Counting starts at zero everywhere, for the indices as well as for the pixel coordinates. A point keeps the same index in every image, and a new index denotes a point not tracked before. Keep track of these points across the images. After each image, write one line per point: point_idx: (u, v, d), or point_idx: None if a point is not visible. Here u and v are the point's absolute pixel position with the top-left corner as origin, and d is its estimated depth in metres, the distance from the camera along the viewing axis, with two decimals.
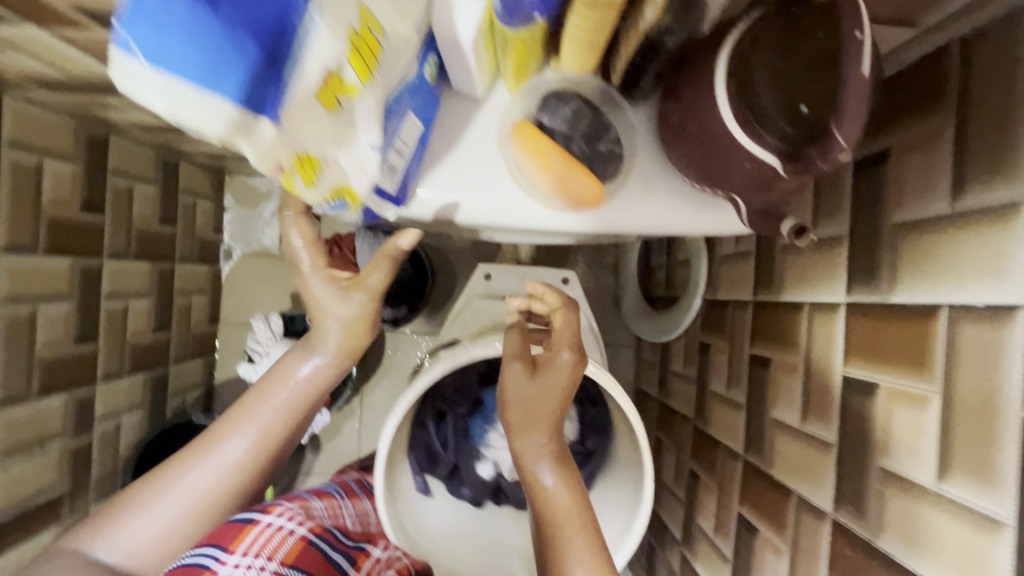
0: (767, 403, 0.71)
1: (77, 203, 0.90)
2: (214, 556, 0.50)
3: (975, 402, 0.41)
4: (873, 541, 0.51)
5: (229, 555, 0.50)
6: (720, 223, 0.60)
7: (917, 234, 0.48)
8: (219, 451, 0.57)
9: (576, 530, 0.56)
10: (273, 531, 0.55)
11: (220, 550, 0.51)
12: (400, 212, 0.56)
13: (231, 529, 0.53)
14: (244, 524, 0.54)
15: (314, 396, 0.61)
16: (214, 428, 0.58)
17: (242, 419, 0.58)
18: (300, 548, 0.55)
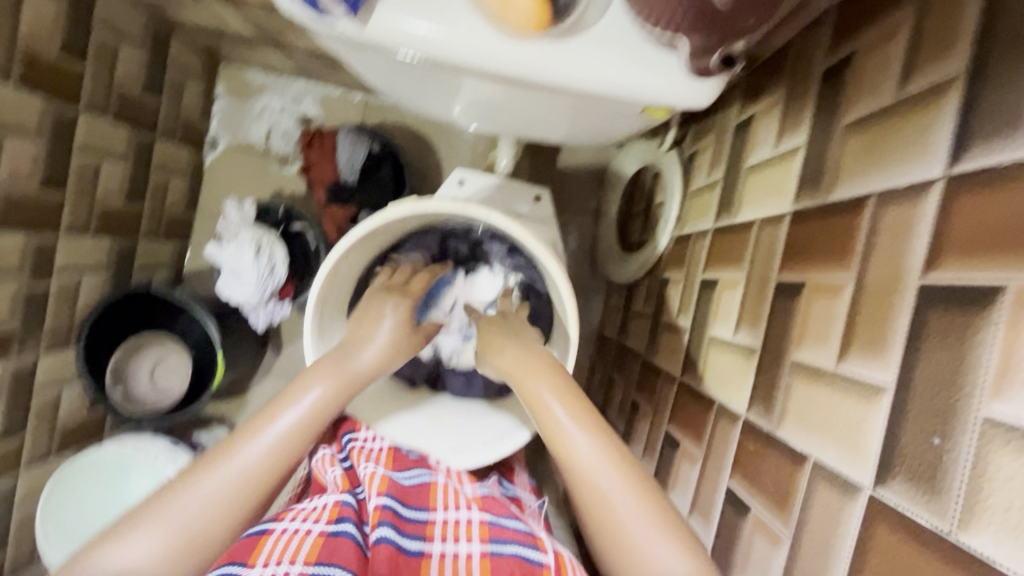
0: (707, 322, 0.72)
1: (57, 43, 0.89)
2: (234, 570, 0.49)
3: (882, 279, 0.42)
4: (773, 431, 0.52)
5: (249, 570, 0.49)
6: (681, 96, 0.54)
7: (865, 129, 0.48)
8: (225, 465, 0.55)
9: (614, 472, 0.53)
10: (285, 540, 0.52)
11: (237, 566, 0.49)
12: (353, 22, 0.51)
13: (245, 547, 0.52)
14: (257, 538, 0.53)
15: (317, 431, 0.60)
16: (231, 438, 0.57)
17: (247, 440, 0.57)
18: (324, 542, 0.53)
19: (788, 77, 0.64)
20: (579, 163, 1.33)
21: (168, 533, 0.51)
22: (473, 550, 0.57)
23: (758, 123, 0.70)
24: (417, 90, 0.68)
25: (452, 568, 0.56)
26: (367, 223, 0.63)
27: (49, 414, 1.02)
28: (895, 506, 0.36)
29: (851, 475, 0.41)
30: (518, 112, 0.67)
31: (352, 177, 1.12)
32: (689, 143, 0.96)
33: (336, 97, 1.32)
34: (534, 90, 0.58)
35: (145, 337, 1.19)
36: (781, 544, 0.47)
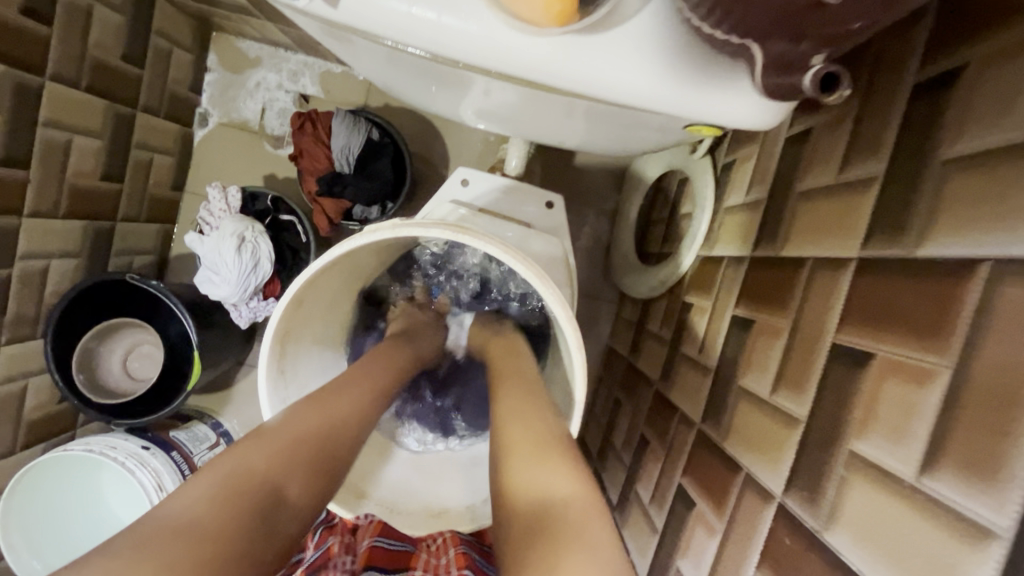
0: (738, 368, 0.62)
1: (16, 3, 0.79)
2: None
3: (999, 381, 0.31)
4: (820, 533, 0.42)
5: None
6: (735, 113, 0.44)
7: (976, 169, 0.37)
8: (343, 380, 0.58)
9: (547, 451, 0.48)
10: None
11: None
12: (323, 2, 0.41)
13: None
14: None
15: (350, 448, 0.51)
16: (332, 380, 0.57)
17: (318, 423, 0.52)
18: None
19: (862, 88, 0.52)
20: (598, 161, 1.22)
21: (294, 441, 0.47)
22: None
23: (817, 140, 0.59)
24: (411, 83, 0.57)
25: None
26: (342, 246, 0.53)
27: (12, 408, 0.95)
28: None
29: None
30: (529, 117, 0.57)
31: (347, 167, 1.01)
32: (726, 150, 0.85)
33: (338, 75, 1.21)
34: (548, 93, 0.47)
35: (118, 322, 1.11)
36: None
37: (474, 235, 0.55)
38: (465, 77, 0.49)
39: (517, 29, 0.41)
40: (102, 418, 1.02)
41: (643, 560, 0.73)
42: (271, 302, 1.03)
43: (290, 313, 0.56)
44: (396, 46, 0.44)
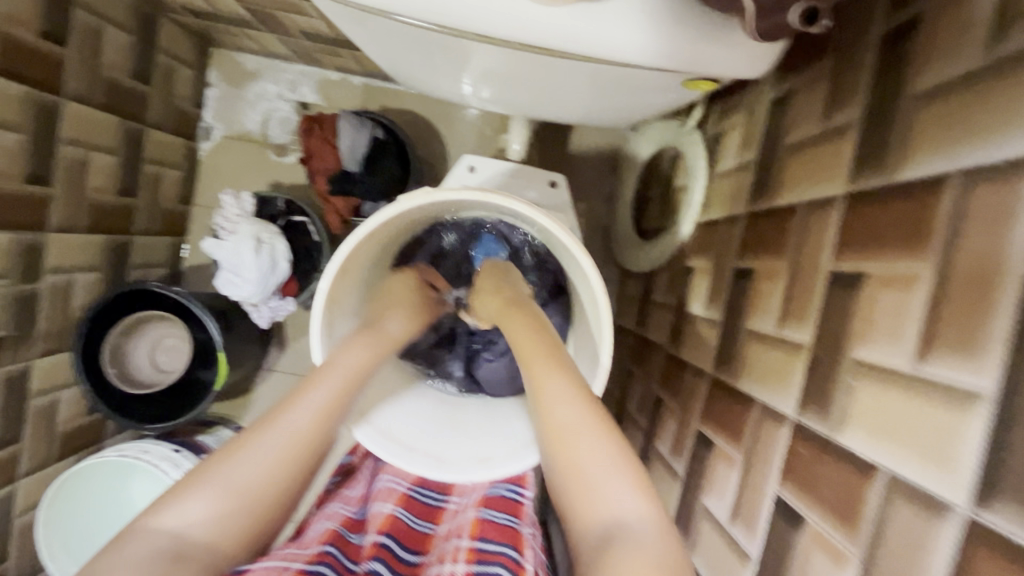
0: (744, 314, 0.67)
1: (34, 27, 0.83)
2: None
3: (975, 268, 0.36)
4: (832, 437, 0.47)
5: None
6: (729, 66, 0.50)
7: (942, 98, 0.42)
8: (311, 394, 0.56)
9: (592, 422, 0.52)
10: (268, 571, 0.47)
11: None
12: None
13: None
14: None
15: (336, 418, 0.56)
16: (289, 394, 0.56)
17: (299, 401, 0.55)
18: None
19: (837, 44, 0.58)
20: (591, 146, 1.27)
21: (290, 438, 0.53)
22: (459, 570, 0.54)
23: (799, 97, 0.64)
24: (426, 66, 0.62)
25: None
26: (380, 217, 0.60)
27: (46, 420, 0.98)
28: (1002, 530, 0.32)
29: (937, 492, 0.36)
30: (537, 90, 0.62)
31: (356, 166, 1.06)
32: (714, 121, 0.90)
33: (336, 81, 1.25)
34: (559, 61, 0.52)
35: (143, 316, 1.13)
36: (847, 564, 0.43)
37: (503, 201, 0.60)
38: (483, 53, 0.54)
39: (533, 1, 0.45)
40: (131, 426, 1.05)
41: (668, 507, 0.78)
42: (289, 300, 1.07)
43: (338, 280, 0.62)
44: (423, 25, 0.48)
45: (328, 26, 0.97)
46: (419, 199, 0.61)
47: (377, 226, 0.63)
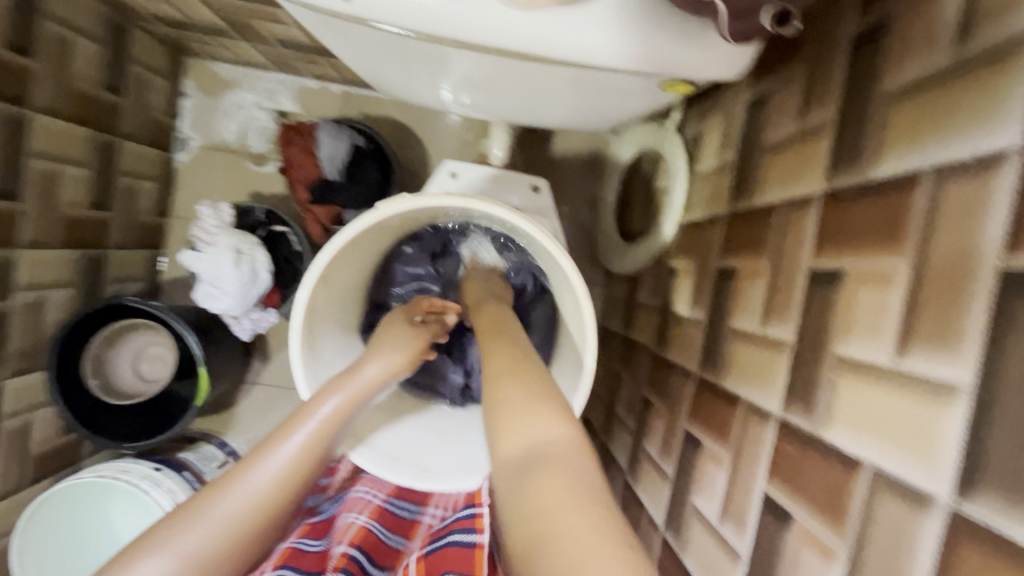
0: (728, 313, 0.68)
1: (0, 38, 0.81)
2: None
3: (950, 262, 0.37)
4: (817, 434, 0.47)
5: None
6: (704, 68, 0.50)
7: (913, 96, 0.43)
8: (293, 437, 0.54)
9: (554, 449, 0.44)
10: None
11: None
12: None
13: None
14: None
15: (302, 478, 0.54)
16: (274, 434, 0.55)
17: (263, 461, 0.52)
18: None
19: (811, 46, 0.59)
20: (572, 150, 1.27)
21: (253, 505, 0.51)
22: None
23: (775, 98, 0.65)
24: (404, 72, 0.61)
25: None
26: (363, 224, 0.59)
27: (19, 443, 0.95)
28: (985, 521, 0.32)
29: (922, 486, 0.36)
30: (517, 95, 0.62)
31: (336, 174, 1.05)
32: (693, 123, 0.91)
33: (314, 90, 1.24)
34: (536, 66, 0.52)
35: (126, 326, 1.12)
36: (836, 559, 0.43)
37: (487, 206, 0.60)
38: (461, 59, 0.54)
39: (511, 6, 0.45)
40: (109, 445, 1.02)
41: (658, 509, 0.78)
42: (271, 312, 1.05)
43: (317, 290, 0.61)
44: (402, 31, 0.48)
45: (304, 34, 0.96)
46: (400, 205, 0.61)
47: (358, 234, 0.63)
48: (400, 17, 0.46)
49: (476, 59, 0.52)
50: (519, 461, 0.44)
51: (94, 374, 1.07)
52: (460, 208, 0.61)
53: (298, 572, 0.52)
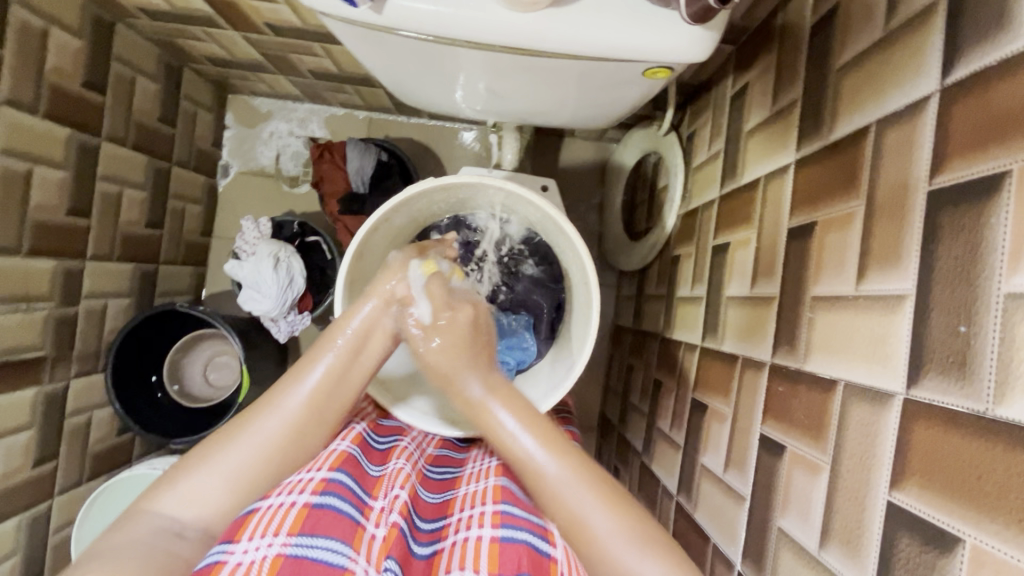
0: (724, 283, 0.74)
1: (79, 77, 0.94)
2: (221, 550, 0.46)
3: (893, 193, 0.43)
4: (801, 367, 0.53)
5: (235, 544, 0.46)
6: (677, 52, 0.57)
7: (858, 65, 0.50)
8: (286, 397, 0.59)
9: (581, 489, 0.53)
10: (272, 512, 0.49)
11: (226, 541, 0.47)
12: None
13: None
14: (212, 565, 0.45)
15: (325, 400, 0.60)
16: (273, 390, 0.60)
17: (293, 384, 0.60)
18: (309, 516, 0.48)
19: (779, 38, 0.67)
20: (580, 161, 1.36)
21: (287, 417, 0.58)
22: (485, 533, 0.50)
23: (753, 90, 0.73)
24: (425, 76, 0.71)
25: (464, 550, 0.49)
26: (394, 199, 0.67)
27: (80, 439, 1.04)
28: (930, 402, 0.36)
29: (884, 387, 0.41)
30: (524, 90, 0.71)
31: (363, 187, 1.15)
32: (687, 123, 0.99)
33: (341, 116, 1.37)
34: (537, 59, 0.60)
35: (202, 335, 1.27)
36: (820, 472, 0.47)
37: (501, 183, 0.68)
38: (475, 58, 0.63)
39: (515, 8, 0.54)
40: (158, 443, 1.11)
41: (672, 478, 0.81)
42: (305, 314, 1.14)
43: (355, 261, 0.70)
44: (424, 34, 0.57)
45: (334, 64, 1.08)
46: (424, 185, 0.69)
47: (389, 212, 0.71)
48: (423, 23, 0.55)
49: (487, 55, 0.61)
50: (558, 498, 0.53)
51: (172, 381, 1.22)
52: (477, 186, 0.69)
53: (350, 480, 0.54)
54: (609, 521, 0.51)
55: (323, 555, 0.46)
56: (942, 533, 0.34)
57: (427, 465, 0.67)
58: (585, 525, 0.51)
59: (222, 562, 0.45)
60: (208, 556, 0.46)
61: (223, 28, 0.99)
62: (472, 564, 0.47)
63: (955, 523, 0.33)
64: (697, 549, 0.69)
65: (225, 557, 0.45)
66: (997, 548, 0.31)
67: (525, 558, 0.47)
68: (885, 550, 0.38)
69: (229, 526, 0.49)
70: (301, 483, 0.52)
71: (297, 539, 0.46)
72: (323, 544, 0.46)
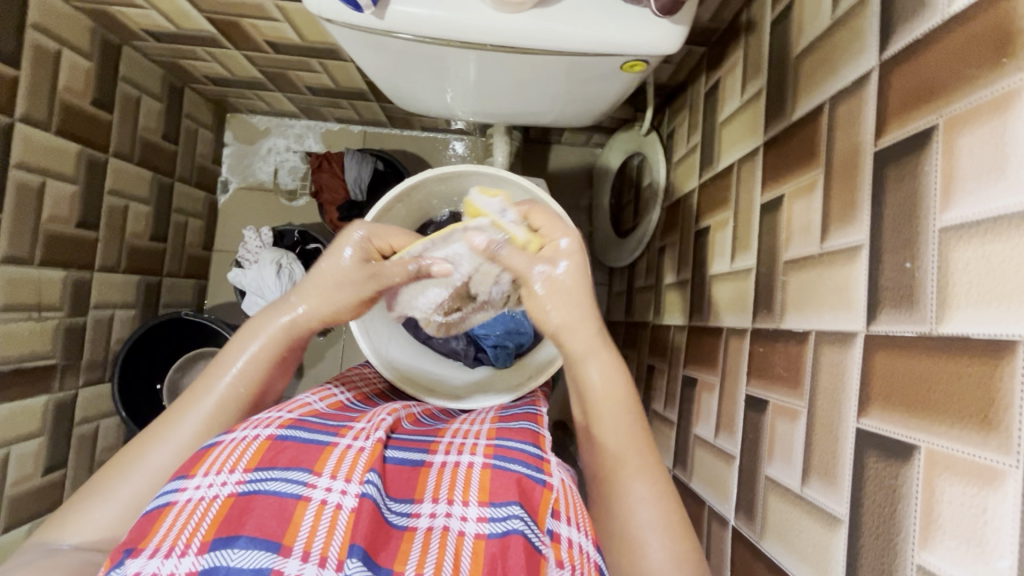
0: (707, 263, 0.79)
1: (88, 96, 0.99)
2: (172, 488, 0.42)
3: (846, 158, 0.48)
4: (778, 326, 0.57)
5: (189, 479, 0.43)
6: (650, 47, 0.63)
7: (812, 51, 0.56)
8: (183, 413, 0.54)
9: (639, 460, 0.54)
10: (234, 443, 0.45)
11: (180, 478, 0.43)
12: (376, 5, 0.59)
13: (142, 524, 0.40)
14: (161, 509, 0.41)
15: (230, 417, 0.56)
16: (176, 404, 0.56)
17: (196, 402, 0.56)
18: (272, 446, 0.45)
19: (744, 35, 0.73)
20: (567, 166, 1.43)
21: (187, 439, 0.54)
22: (477, 460, 0.49)
23: (725, 84, 0.79)
24: (422, 78, 0.76)
25: (451, 478, 0.47)
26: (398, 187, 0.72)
27: (87, 447, 1.05)
28: (887, 333, 0.41)
29: (848, 328, 0.45)
30: (515, 87, 0.76)
31: (361, 195, 1.20)
32: (666, 123, 1.05)
33: (337, 131, 1.42)
34: (525, 56, 0.66)
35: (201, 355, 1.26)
36: (798, 416, 0.51)
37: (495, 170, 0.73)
38: (469, 57, 0.68)
39: (503, 10, 0.60)
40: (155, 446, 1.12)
41: (668, 455, 0.85)
42: None
43: None
44: (422, 36, 0.62)
45: (331, 79, 1.14)
46: (424, 176, 0.74)
47: (391, 203, 0.76)
48: (421, 27, 0.60)
49: (479, 55, 0.67)
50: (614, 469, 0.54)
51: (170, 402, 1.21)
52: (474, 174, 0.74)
53: (318, 419, 0.51)
54: (664, 550, 0.49)
55: (283, 486, 0.42)
56: (900, 445, 0.38)
57: (422, 413, 0.66)
58: (641, 545, 0.50)
59: (172, 503, 0.42)
60: (160, 497, 0.42)
61: (225, 47, 1.05)
62: (461, 496, 0.45)
63: (910, 434, 0.38)
64: (694, 515, 0.72)
65: (175, 498, 0.42)
66: (945, 446, 0.35)
67: (514, 487, 0.45)
68: (857, 472, 0.43)
69: (186, 463, 0.45)
70: (266, 419, 0.49)
71: (254, 475, 0.43)
72: (281, 476, 0.43)
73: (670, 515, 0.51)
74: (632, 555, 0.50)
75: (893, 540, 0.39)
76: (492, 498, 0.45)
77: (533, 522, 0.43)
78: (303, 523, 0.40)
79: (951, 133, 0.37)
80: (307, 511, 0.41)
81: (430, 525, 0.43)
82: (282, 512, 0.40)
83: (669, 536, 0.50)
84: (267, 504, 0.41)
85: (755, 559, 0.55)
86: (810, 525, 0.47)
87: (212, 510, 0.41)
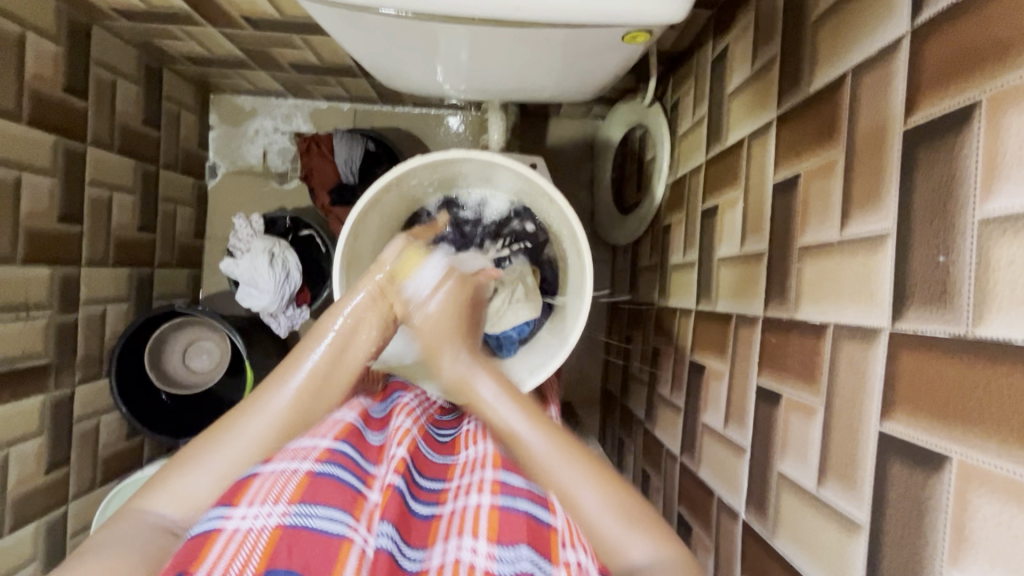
0: (715, 245, 0.75)
1: (59, 82, 0.93)
2: (218, 515, 0.44)
3: (872, 135, 0.44)
4: (793, 317, 0.54)
5: (234, 510, 0.44)
6: (652, 16, 0.57)
7: (834, 15, 0.51)
8: (250, 421, 0.54)
9: (574, 464, 0.53)
10: (273, 478, 0.47)
11: (224, 506, 0.45)
12: None
13: (188, 552, 0.42)
14: (207, 535, 0.43)
15: (321, 397, 0.57)
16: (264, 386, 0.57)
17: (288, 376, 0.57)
18: (310, 483, 0.46)
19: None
20: (567, 139, 1.37)
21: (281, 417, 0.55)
22: (484, 501, 0.50)
23: (734, 51, 0.73)
24: (409, 56, 0.71)
25: (462, 520, 0.49)
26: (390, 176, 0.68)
27: (90, 444, 1.05)
28: (915, 332, 0.38)
29: (870, 323, 0.42)
30: (509, 63, 0.71)
31: (352, 177, 1.15)
32: (671, 93, 0.99)
33: (326, 110, 1.36)
34: (518, 29, 0.61)
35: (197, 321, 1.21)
36: (815, 414, 0.48)
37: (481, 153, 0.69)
38: (459, 32, 0.63)
39: None
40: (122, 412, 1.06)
41: (675, 442, 0.83)
42: (304, 308, 1.15)
43: (351, 242, 0.71)
44: (406, 10, 0.57)
45: (315, 55, 1.08)
46: (416, 162, 0.70)
47: (380, 192, 0.72)
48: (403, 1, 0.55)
49: (469, 28, 0.61)
50: (547, 471, 0.53)
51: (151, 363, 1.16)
52: (465, 159, 0.70)
53: (353, 451, 0.52)
54: (646, 543, 0.49)
55: (328, 524, 0.43)
56: (929, 454, 0.36)
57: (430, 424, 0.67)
58: (624, 548, 0.49)
59: (218, 529, 0.43)
60: (205, 522, 0.44)
61: (201, 25, 0.99)
62: (470, 530, 0.47)
63: (941, 442, 0.35)
64: (703, 505, 0.70)
65: (221, 524, 0.43)
66: (983, 460, 0.32)
67: (523, 528, 0.47)
68: (879, 479, 0.40)
69: (227, 491, 0.47)
70: (304, 449, 0.50)
71: (299, 508, 0.44)
72: (324, 514, 0.44)
73: (644, 512, 0.51)
74: (619, 560, 0.49)
75: (919, 553, 0.36)
76: (500, 537, 0.46)
77: (542, 562, 0.45)
78: (347, 566, 0.41)
79: (995, 113, 0.33)
80: (351, 556, 0.42)
81: (441, 563, 0.45)
82: (327, 553, 0.42)
83: (630, 529, 0.49)
84: (310, 541, 0.42)
85: (767, 557, 0.54)
86: (827, 528, 0.45)
87: (262, 541, 0.42)
